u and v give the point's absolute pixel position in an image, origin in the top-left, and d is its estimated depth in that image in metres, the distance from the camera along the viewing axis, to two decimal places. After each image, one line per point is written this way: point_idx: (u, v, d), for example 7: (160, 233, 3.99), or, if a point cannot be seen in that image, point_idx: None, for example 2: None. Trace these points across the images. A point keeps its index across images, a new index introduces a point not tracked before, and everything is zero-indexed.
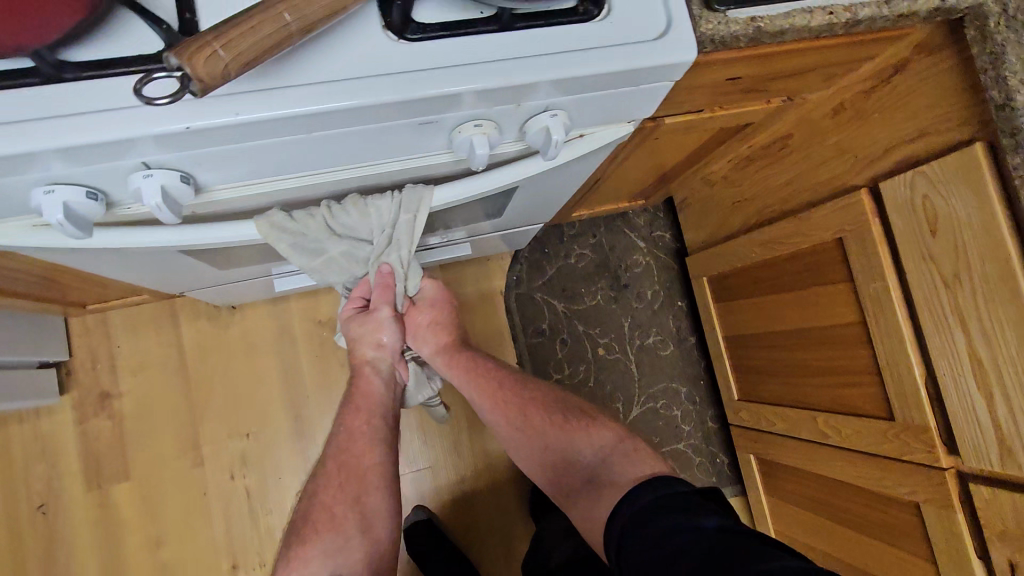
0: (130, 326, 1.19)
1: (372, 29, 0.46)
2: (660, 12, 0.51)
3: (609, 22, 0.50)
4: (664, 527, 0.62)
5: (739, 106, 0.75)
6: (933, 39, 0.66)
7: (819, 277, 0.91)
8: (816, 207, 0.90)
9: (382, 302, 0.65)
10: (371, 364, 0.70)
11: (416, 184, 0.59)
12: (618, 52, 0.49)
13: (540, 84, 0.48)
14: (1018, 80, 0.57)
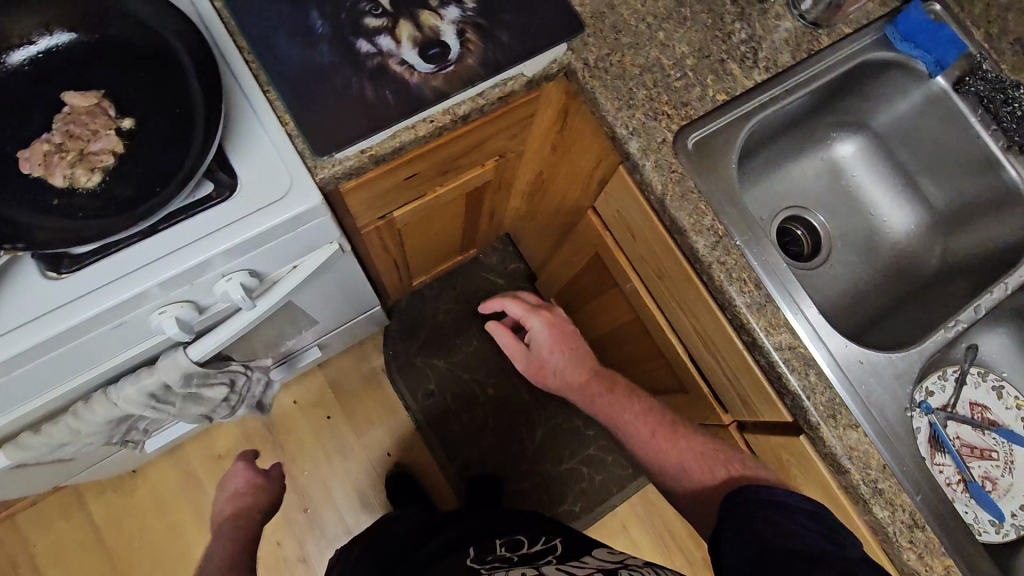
0: (39, 522, 1.24)
1: (34, 275, 0.55)
2: (282, 173, 0.60)
3: (239, 196, 0.59)
4: (794, 529, 0.56)
5: (455, 179, 0.86)
6: (567, 88, 0.76)
7: (603, 285, 1.01)
8: (577, 226, 1.00)
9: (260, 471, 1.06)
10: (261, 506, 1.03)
11: (155, 360, 0.68)
12: (251, 221, 0.59)
13: (191, 269, 0.58)
14: (612, 118, 0.69)
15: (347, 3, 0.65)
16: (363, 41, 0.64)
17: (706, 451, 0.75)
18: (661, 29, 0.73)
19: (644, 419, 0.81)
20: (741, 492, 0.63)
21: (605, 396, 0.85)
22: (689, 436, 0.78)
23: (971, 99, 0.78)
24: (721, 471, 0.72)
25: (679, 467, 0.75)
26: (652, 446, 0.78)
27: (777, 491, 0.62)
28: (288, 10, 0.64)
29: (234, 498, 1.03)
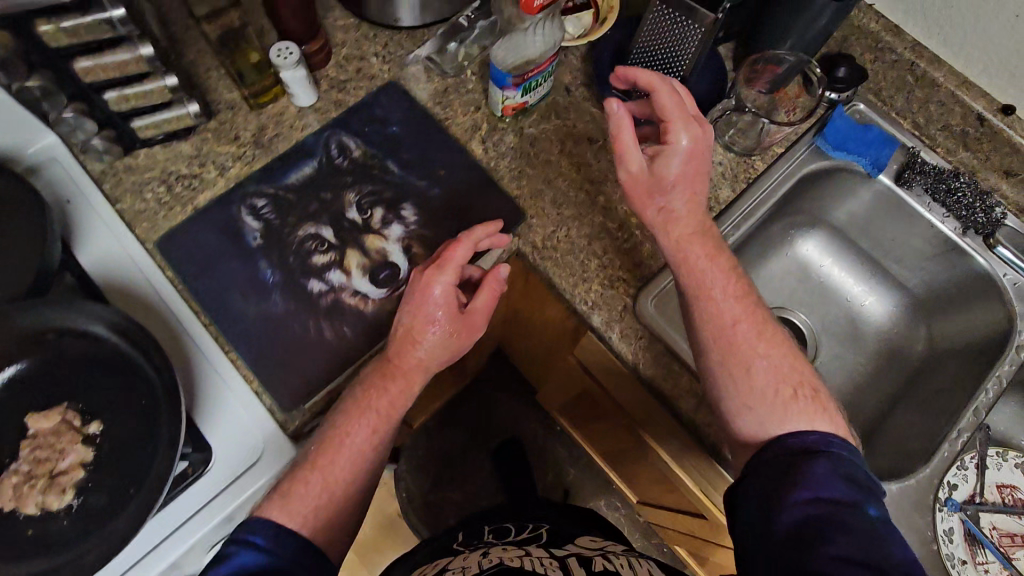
0: None
1: None
2: (253, 437, 0.61)
3: (212, 470, 0.59)
4: (820, 490, 0.49)
5: None
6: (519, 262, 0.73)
7: (600, 415, 0.99)
8: (560, 359, 0.99)
9: (427, 323, 0.61)
10: (432, 355, 0.61)
11: None
12: (226, 498, 0.58)
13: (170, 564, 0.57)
14: (570, 296, 0.70)
15: (293, 245, 0.67)
16: (314, 281, 0.66)
17: (786, 371, 0.59)
18: (600, 194, 0.74)
19: (731, 308, 0.61)
20: (776, 441, 0.55)
21: (707, 259, 0.63)
22: (770, 340, 0.61)
23: (917, 191, 0.78)
24: (788, 396, 0.58)
25: (741, 369, 0.59)
26: (725, 337, 0.60)
27: (812, 437, 0.54)
28: (238, 266, 0.66)
29: (412, 343, 0.60)
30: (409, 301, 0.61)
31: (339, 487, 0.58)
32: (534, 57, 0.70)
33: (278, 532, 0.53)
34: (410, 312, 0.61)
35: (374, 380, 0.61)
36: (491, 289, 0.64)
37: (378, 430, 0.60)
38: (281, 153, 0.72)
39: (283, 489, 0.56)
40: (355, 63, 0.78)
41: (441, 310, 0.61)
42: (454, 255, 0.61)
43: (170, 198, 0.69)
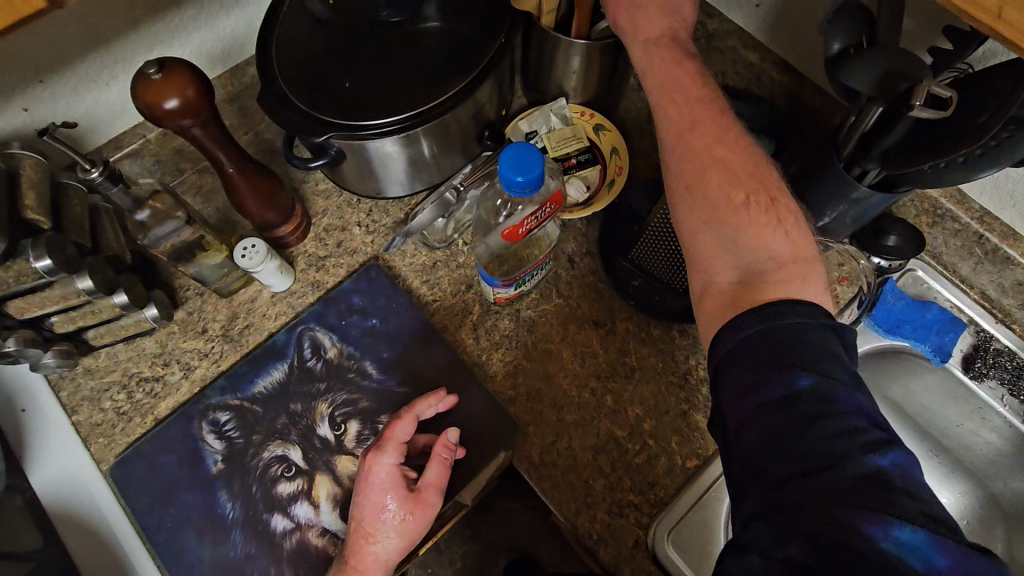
0: None
1: None
2: None
3: None
4: (749, 379, 0.38)
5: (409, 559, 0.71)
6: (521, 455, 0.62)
7: None
8: None
9: (376, 506, 0.54)
10: (389, 546, 0.54)
11: None
12: None
13: None
14: (575, 526, 0.60)
15: (257, 471, 0.60)
16: (277, 516, 0.58)
17: (740, 174, 0.47)
18: (607, 392, 0.65)
19: (693, 108, 0.50)
20: (715, 343, 0.41)
21: (666, 69, 0.52)
22: (731, 145, 0.48)
23: (991, 384, 0.66)
24: (739, 204, 0.46)
25: (695, 181, 0.47)
26: (678, 142, 0.49)
27: (740, 321, 0.40)
28: (196, 498, 0.59)
29: (364, 537, 0.54)
30: (358, 494, 0.56)
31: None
32: (544, 242, 0.63)
33: None
34: (362, 505, 0.55)
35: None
36: (438, 459, 0.56)
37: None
38: (251, 350, 0.66)
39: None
40: (337, 236, 0.71)
41: (389, 494, 0.55)
42: (393, 433, 0.57)
43: (129, 407, 0.64)
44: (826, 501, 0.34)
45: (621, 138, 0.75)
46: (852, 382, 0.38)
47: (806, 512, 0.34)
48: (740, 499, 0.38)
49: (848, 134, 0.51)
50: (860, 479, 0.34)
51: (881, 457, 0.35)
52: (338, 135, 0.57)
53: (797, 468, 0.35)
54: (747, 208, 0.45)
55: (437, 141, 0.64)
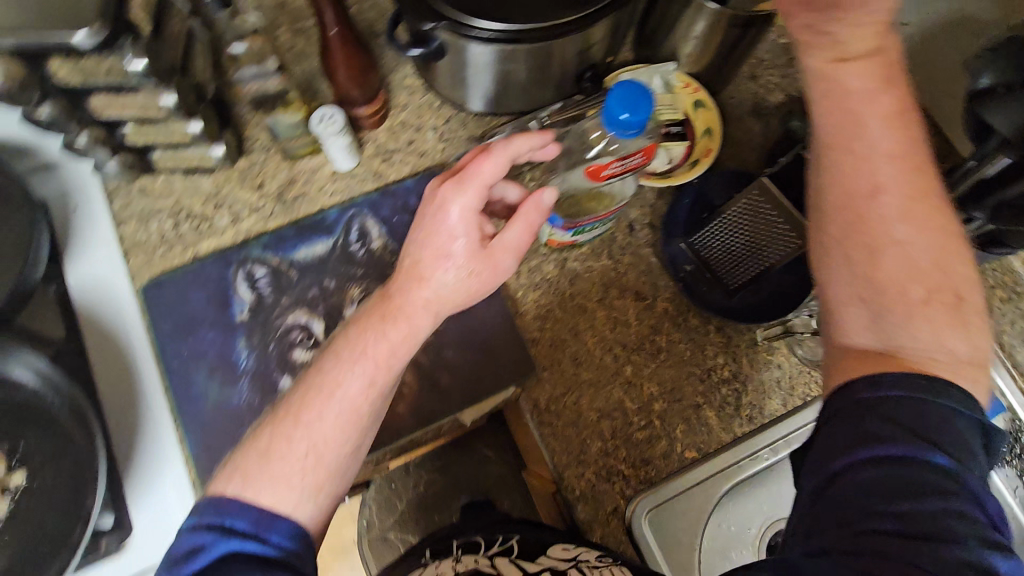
0: None
1: None
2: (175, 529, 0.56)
3: (126, 557, 0.55)
4: (876, 431, 0.38)
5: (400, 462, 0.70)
6: (540, 404, 0.62)
7: None
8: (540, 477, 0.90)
9: (444, 248, 0.50)
10: (438, 289, 0.51)
11: None
12: None
13: None
14: (568, 490, 0.60)
15: (277, 332, 0.61)
16: (286, 378, 0.60)
17: (922, 262, 0.42)
18: (628, 363, 0.65)
19: (878, 166, 0.42)
20: (846, 388, 0.41)
21: (848, 101, 0.43)
22: (920, 223, 0.42)
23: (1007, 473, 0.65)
24: (916, 298, 0.42)
25: (863, 258, 0.43)
26: (854, 211, 0.43)
27: (883, 379, 0.40)
28: (215, 338, 0.61)
29: (419, 281, 0.50)
30: (421, 228, 0.51)
31: (327, 445, 0.49)
32: (615, 198, 0.62)
33: (263, 516, 0.45)
34: (427, 241, 0.51)
35: (372, 312, 0.51)
36: (523, 220, 0.50)
37: (380, 360, 0.50)
38: (301, 217, 0.66)
39: (265, 440, 0.48)
40: (410, 133, 0.71)
41: (460, 244, 0.50)
42: (480, 169, 0.50)
43: (173, 236, 0.65)
44: (916, 565, 0.34)
45: (717, 119, 0.73)
46: (983, 481, 0.38)
47: (884, 565, 0.34)
48: (810, 535, 0.38)
49: (964, 176, 0.49)
50: (967, 564, 0.34)
51: (1000, 559, 0.35)
52: (443, 27, 0.55)
53: (895, 527, 0.35)
54: (923, 302, 0.42)
55: (539, 66, 0.62)
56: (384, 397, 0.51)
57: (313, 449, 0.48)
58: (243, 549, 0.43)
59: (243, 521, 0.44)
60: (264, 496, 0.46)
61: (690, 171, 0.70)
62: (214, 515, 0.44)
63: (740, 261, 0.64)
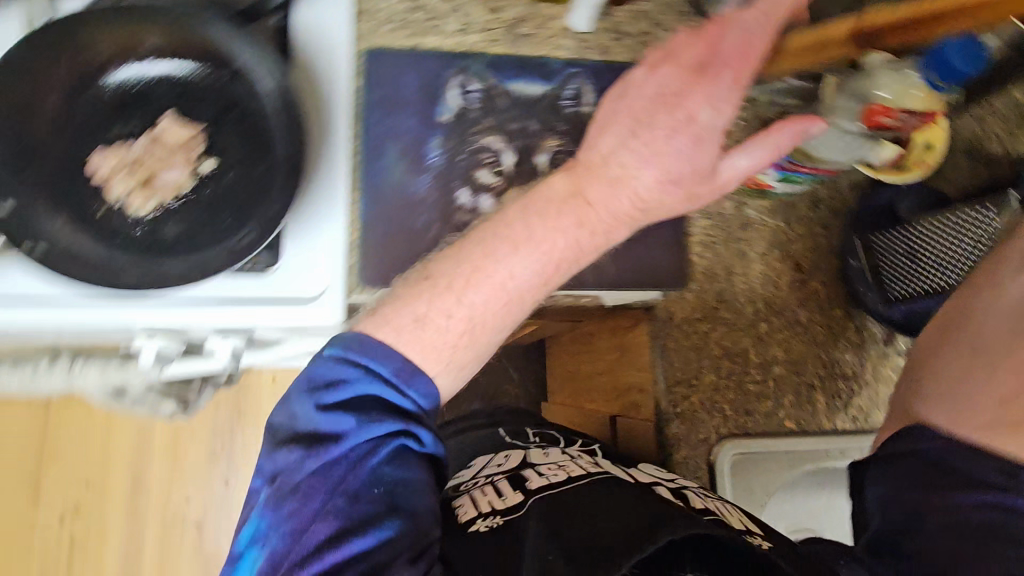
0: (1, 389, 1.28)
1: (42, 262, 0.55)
2: (319, 277, 0.58)
3: (270, 279, 0.58)
4: (983, 477, 0.46)
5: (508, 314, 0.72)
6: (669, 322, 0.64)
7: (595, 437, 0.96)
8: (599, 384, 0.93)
9: (655, 164, 0.50)
10: (640, 201, 0.51)
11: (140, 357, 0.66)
12: (262, 309, 0.57)
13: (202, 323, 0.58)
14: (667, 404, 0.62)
15: (469, 146, 0.62)
16: (465, 191, 0.61)
17: None
18: (765, 321, 0.66)
19: None
20: (942, 436, 0.48)
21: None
22: None
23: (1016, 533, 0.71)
24: None
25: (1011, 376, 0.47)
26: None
27: (999, 444, 0.46)
28: (413, 128, 0.61)
29: (622, 180, 0.51)
30: (638, 126, 0.51)
31: (480, 322, 0.51)
32: (834, 160, 0.59)
33: (406, 363, 0.49)
34: (636, 163, 0.50)
35: (548, 202, 0.51)
36: (768, 143, 0.49)
37: (549, 254, 0.51)
38: (524, 54, 0.66)
39: (421, 306, 0.50)
40: (649, 23, 0.70)
41: (688, 140, 0.50)
42: (721, 48, 0.50)
43: (404, 18, 0.64)
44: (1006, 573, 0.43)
45: (943, 136, 0.64)
46: None
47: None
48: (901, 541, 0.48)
49: None
50: None
51: None
52: None
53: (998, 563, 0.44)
54: None
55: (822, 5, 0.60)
56: (546, 289, 0.52)
57: (461, 327, 0.50)
58: (388, 398, 0.49)
59: (387, 369, 0.49)
60: (414, 355, 0.49)
61: (908, 173, 0.62)
62: (361, 354, 0.49)
63: (909, 275, 0.61)
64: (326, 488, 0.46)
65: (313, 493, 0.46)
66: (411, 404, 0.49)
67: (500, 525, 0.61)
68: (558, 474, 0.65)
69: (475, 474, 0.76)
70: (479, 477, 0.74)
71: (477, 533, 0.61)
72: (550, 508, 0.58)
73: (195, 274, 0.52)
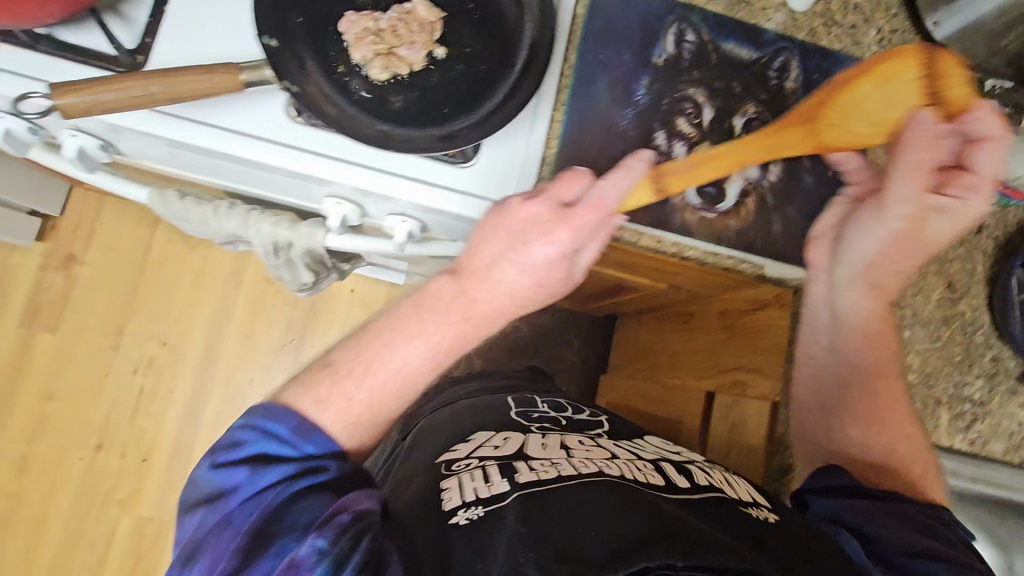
0: (110, 236, 1.36)
1: (275, 105, 0.59)
2: (512, 181, 0.61)
3: (467, 172, 0.61)
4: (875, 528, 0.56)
5: (648, 268, 0.75)
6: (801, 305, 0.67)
7: (674, 408, 0.98)
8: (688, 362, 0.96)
9: (540, 242, 0.53)
10: (511, 288, 0.55)
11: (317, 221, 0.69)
12: (454, 197, 0.60)
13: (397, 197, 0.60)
14: None
15: (675, 93, 0.63)
16: (662, 135, 0.63)
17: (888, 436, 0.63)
18: (909, 330, 0.67)
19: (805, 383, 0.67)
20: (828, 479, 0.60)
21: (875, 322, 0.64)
22: (881, 405, 0.64)
23: None
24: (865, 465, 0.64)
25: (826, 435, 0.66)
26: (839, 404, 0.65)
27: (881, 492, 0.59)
28: (627, 64, 0.63)
29: (485, 274, 0.55)
30: (483, 236, 0.54)
31: (374, 405, 0.55)
32: None
33: (301, 424, 0.53)
34: (512, 270, 0.54)
35: (440, 299, 0.55)
36: (599, 237, 0.56)
37: (451, 346, 0.56)
38: (741, 18, 0.67)
39: (322, 388, 0.55)
40: (860, 18, 0.70)
41: (552, 248, 0.53)
42: (579, 214, 0.53)
43: None
44: None
45: None
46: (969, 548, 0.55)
47: None
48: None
49: None
50: None
51: None
52: None
53: None
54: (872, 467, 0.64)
55: None
56: (435, 369, 0.57)
57: (350, 415, 0.54)
58: (277, 453, 0.52)
59: (285, 426, 0.52)
60: (310, 411, 0.53)
61: (807, 262, 0.64)
62: (264, 419, 0.53)
63: None
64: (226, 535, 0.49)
65: (219, 543, 0.48)
66: (315, 447, 0.53)
67: (482, 517, 0.49)
68: (551, 470, 0.54)
69: (461, 453, 0.63)
70: (469, 457, 0.60)
71: (451, 525, 0.49)
72: (534, 510, 0.49)
73: (417, 146, 0.55)
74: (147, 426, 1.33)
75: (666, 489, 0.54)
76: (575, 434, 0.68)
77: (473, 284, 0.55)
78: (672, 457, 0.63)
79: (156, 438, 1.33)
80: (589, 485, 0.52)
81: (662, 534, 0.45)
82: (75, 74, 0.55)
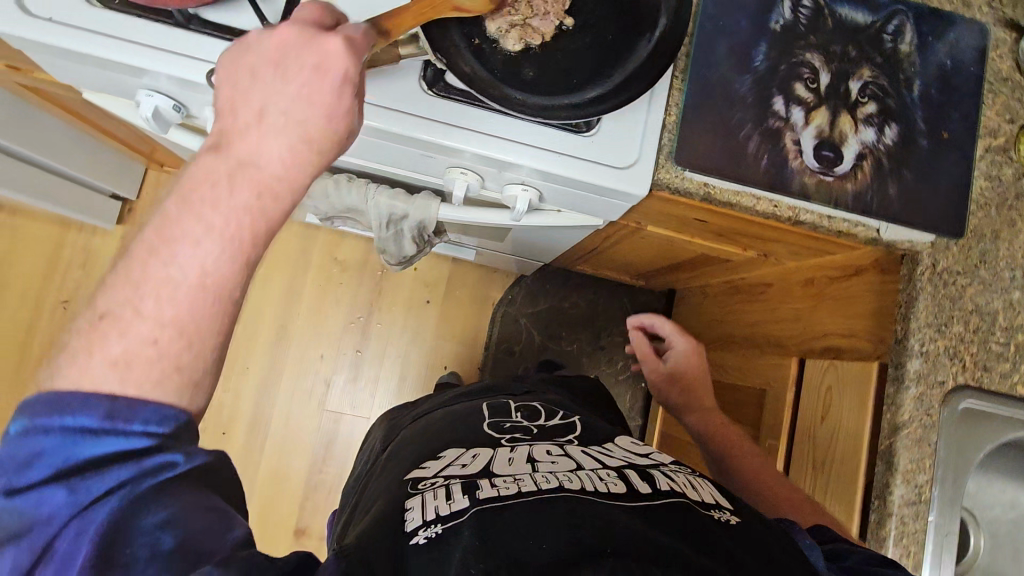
0: None
1: (410, 77, 0.60)
2: (634, 148, 0.62)
3: (591, 141, 0.61)
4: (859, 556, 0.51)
5: (742, 234, 0.77)
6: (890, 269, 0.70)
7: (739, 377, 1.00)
8: (756, 330, 0.98)
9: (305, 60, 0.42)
10: (294, 122, 0.42)
11: (430, 196, 0.72)
12: (578, 164, 0.61)
13: (521, 164, 0.61)
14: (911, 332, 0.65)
15: (792, 59, 0.65)
16: (780, 100, 0.64)
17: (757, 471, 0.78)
18: (1019, 290, 0.67)
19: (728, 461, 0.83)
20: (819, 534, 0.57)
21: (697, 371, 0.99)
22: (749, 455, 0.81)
23: None
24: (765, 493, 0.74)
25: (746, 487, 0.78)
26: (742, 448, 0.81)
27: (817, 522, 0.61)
28: (744, 31, 0.65)
29: (254, 124, 0.42)
30: (231, 107, 0.43)
31: (190, 322, 0.40)
32: None
33: (116, 403, 0.38)
34: (283, 92, 0.42)
35: (208, 180, 0.41)
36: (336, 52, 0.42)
37: (229, 226, 0.41)
38: None
39: (109, 346, 0.38)
40: None
41: (317, 65, 0.42)
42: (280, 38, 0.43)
43: None
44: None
45: None
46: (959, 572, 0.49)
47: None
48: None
49: None
50: None
51: None
52: None
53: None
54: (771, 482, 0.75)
55: None
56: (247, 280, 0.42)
57: (165, 355, 0.39)
58: (98, 450, 0.37)
59: (92, 416, 0.37)
60: (109, 380, 0.38)
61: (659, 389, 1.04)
62: (49, 414, 0.37)
63: None
64: (58, 571, 0.36)
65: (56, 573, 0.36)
66: (137, 442, 0.38)
67: (439, 535, 0.46)
68: (512, 487, 0.51)
69: (430, 471, 0.59)
70: (436, 476, 0.57)
71: (410, 546, 0.46)
72: (487, 526, 0.46)
73: (553, 114, 0.57)
74: (225, 401, 1.38)
75: (626, 497, 0.49)
76: (547, 443, 0.65)
77: (243, 149, 0.42)
78: (636, 463, 0.58)
79: (233, 411, 1.38)
80: (546, 501, 0.47)
81: (609, 549, 0.42)
82: (227, 51, 0.57)
